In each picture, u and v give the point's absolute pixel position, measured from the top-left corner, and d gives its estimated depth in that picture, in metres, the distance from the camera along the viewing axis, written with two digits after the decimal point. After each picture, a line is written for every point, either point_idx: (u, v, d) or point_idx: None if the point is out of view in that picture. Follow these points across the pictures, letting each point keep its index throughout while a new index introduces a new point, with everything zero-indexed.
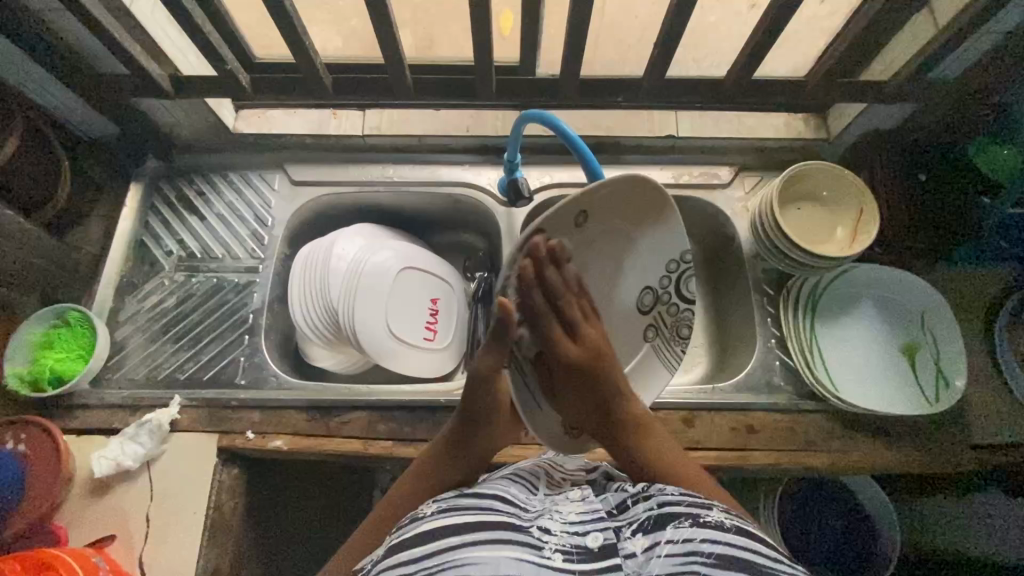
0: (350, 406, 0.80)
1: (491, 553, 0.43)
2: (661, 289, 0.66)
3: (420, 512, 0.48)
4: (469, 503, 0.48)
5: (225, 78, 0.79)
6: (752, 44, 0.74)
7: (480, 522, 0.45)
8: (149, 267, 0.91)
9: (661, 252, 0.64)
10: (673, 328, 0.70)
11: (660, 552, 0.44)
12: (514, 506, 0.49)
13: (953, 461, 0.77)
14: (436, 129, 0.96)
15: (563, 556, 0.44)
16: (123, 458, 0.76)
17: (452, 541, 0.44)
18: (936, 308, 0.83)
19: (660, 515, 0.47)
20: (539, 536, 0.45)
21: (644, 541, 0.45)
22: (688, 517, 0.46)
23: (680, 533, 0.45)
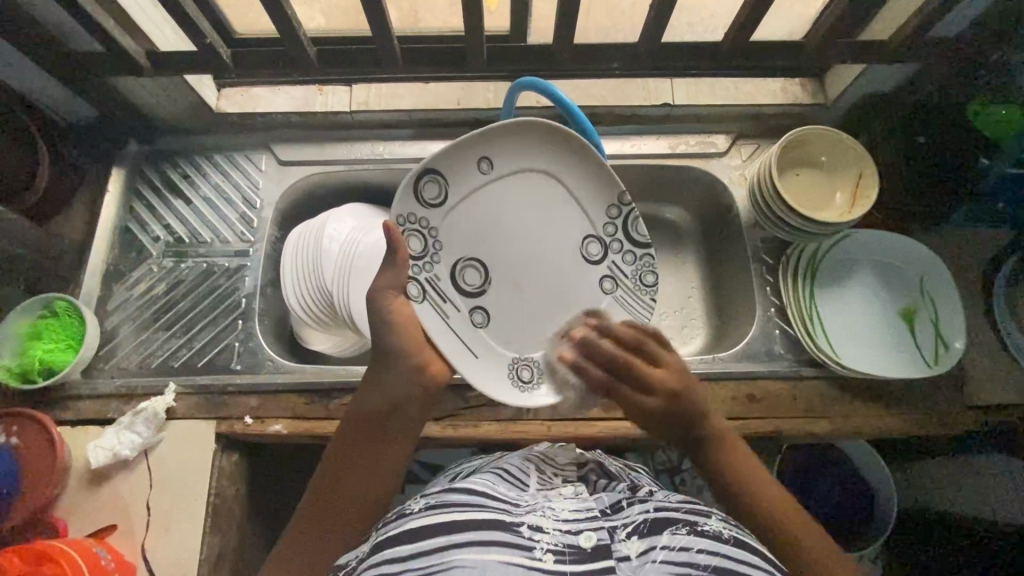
0: (349, 388, 0.79)
1: (479, 555, 0.43)
2: (608, 237, 0.70)
3: (408, 509, 0.50)
4: (458, 501, 0.48)
5: (205, 54, 0.75)
6: (751, 4, 0.71)
7: (472, 521, 0.45)
8: (136, 253, 0.88)
9: (592, 196, 0.69)
10: (636, 276, 0.71)
11: (655, 557, 0.44)
12: (505, 504, 0.49)
13: (951, 422, 0.79)
14: (423, 103, 0.93)
15: (555, 557, 0.44)
16: (119, 448, 0.75)
17: (439, 542, 0.44)
18: (934, 271, 0.83)
19: (655, 520, 0.47)
20: (530, 535, 0.45)
21: (639, 545, 0.45)
22: (686, 524, 0.47)
23: (677, 540, 0.45)
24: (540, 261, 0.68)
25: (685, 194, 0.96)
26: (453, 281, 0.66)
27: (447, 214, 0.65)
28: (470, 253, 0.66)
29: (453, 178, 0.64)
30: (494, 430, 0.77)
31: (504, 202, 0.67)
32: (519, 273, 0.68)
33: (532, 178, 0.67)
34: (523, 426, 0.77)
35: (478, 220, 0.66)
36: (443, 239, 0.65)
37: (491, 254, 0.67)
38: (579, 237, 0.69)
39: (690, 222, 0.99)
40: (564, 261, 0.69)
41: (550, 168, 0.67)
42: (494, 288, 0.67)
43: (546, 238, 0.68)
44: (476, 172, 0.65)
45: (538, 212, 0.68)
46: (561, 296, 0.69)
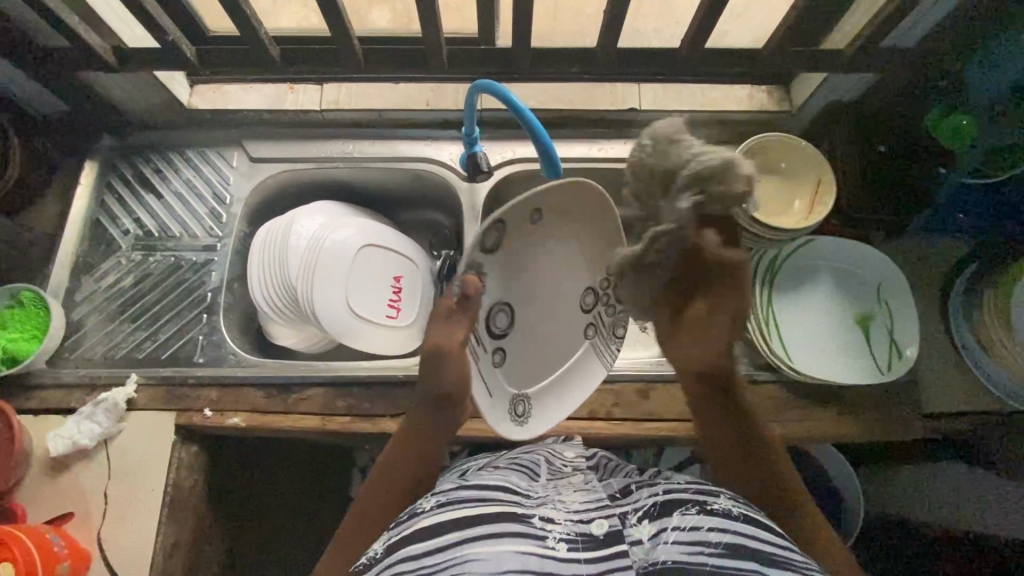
0: (308, 383, 0.80)
1: (493, 547, 0.45)
2: (603, 290, 0.66)
3: (419, 508, 0.52)
4: (472, 497, 0.51)
5: (169, 50, 0.77)
6: (703, 12, 0.72)
7: (486, 514, 0.48)
8: (105, 246, 0.89)
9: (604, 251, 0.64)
10: (612, 325, 0.69)
11: (666, 539, 0.48)
12: (518, 496, 0.53)
13: (903, 428, 0.80)
14: (395, 104, 0.94)
15: (568, 545, 0.47)
16: (78, 437, 0.76)
17: (453, 538, 0.47)
18: (891, 279, 0.84)
19: (664, 503, 0.51)
20: (542, 525, 0.48)
21: (651, 528, 0.49)
22: (696, 505, 0.50)
23: (687, 521, 0.48)
24: (552, 312, 0.62)
25: None
26: (486, 327, 0.56)
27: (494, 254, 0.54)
28: (504, 297, 0.57)
29: (511, 220, 0.53)
30: None
31: (542, 248, 0.58)
32: (538, 321, 0.62)
33: (564, 227, 0.60)
34: (479, 424, 0.78)
35: (517, 265, 0.57)
36: (486, 280, 0.54)
37: (523, 303, 0.59)
38: (585, 289, 0.64)
39: None
40: (570, 312, 0.64)
41: (580, 221, 0.61)
42: (517, 332, 0.60)
43: (562, 289, 0.62)
44: (529, 218, 0.55)
45: (563, 263, 0.61)
46: (563, 343, 0.65)
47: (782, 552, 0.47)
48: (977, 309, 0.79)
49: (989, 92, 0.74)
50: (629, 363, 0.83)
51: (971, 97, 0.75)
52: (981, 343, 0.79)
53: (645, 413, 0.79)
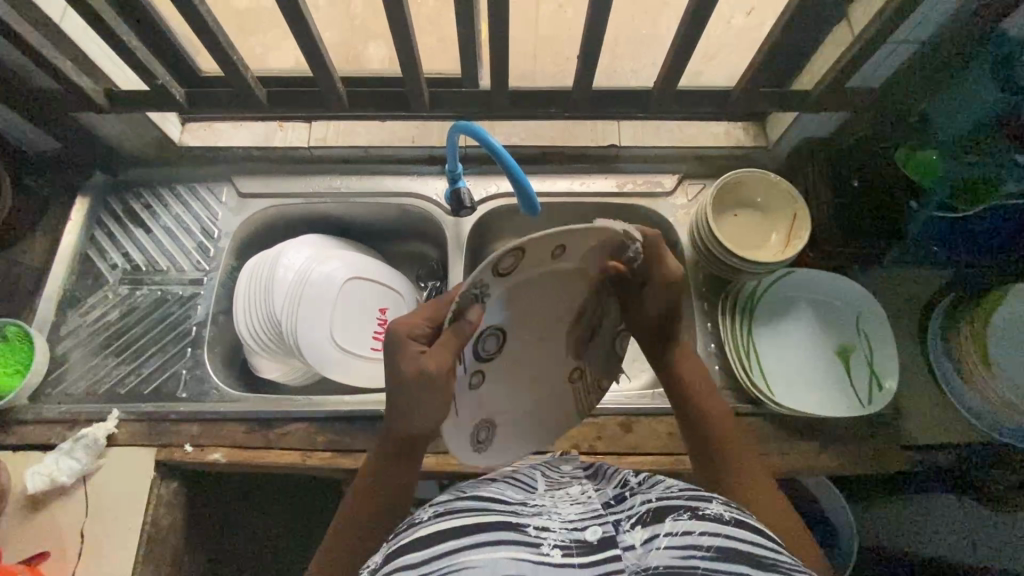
0: (290, 417, 0.80)
1: (489, 554, 0.44)
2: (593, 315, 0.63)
3: (417, 518, 0.50)
4: (469, 507, 0.49)
5: (159, 93, 0.80)
6: (670, 58, 0.75)
7: (479, 523, 0.47)
8: (92, 281, 0.90)
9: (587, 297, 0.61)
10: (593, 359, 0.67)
11: (658, 544, 0.45)
12: (512, 505, 0.50)
13: (887, 460, 0.80)
14: (382, 140, 0.97)
15: (562, 551, 0.44)
16: (57, 474, 0.75)
17: (449, 546, 0.45)
18: (871, 311, 0.84)
19: (657, 508, 0.48)
20: (537, 533, 0.46)
21: (643, 533, 0.46)
22: (687, 510, 0.47)
23: (679, 527, 0.45)
24: (529, 341, 0.60)
25: None
26: (472, 350, 0.55)
27: (508, 281, 0.52)
28: (497, 323, 0.56)
29: (567, 239, 0.51)
30: (431, 463, 0.78)
31: (554, 285, 0.56)
32: (525, 353, 0.60)
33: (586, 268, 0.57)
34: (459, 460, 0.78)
35: (535, 284, 0.55)
36: (494, 301, 0.53)
37: (513, 329, 0.57)
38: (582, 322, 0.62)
39: None
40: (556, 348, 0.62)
41: (597, 269, 0.58)
42: (503, 359, 0.59)
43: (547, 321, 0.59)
44: (550, 255, 0.52)
45: (564, 299, 0.59)
46: (549, 378, 0.64)
47: (773, 556, 0.45)
48: (954, 336, 0.80)
49: (960, 126, 0.76)
50: (613, 396, 0.83)
51: (943, 133, 0.77)
52: (959, 373, 0.79)
53: (629, 447, 0.79)
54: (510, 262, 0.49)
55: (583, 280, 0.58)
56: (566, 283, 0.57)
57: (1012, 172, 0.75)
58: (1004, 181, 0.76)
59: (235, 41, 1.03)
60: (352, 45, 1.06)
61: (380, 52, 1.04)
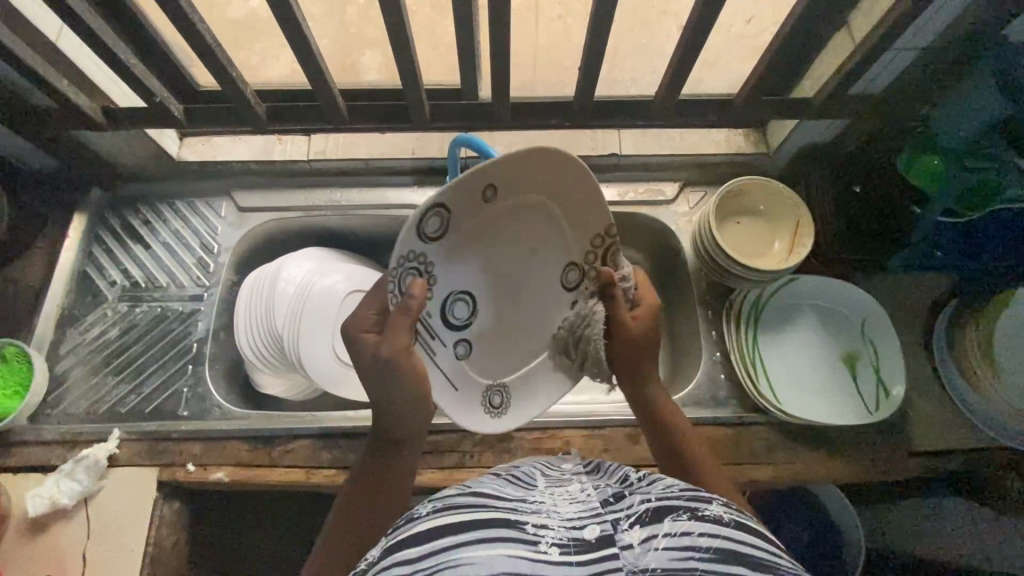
0: (293, 434, 0.79)
1: (485, 551, 0.42)
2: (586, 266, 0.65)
3: (415, 512, 0.49)
4: (466, 503, 0.47)
5: (157, 109, 0.79)
6: (672, 68, 0.75)
7: (474, 520, 0.45)
8: (92, 298, 0.89)
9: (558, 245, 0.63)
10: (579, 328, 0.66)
11: (656, 544, 0.42)
12: (510, 503, 0.48)
13: (895, 468, 0.79)
14: (383, 152, 0.96)
15: (560, 549, 0.43)
16: (57, 497, 0.75)
17: (444, 543, 0.44)
18: (876, 318, 0.84)
19: (657, 507, 0.45)
20: (534, 531, 0.44)
21: (642, 532, 0.43)
22: (686, 511, 0.45)
23: (679, 527, 0.43)
24: (511, 296, 0.64)
25: (638, 239, 0.98)
26: (440, 310, 0.59)
27: (448, 244, 0.56)
28: (463, 288, 0.60)
29: (494, 177, 0.53)
30: (437, 478, 0.77)
31: (509, 234, 0.59)
32: (502, 307, 0.64)
33: (540, 209, 0.59)
34: (465, 474, 0.77)
35: (483, 235, 0.58)
36: (442, 269, 0.57)
37: (479, 285, 0.61)
38: (568, 268, 0.65)
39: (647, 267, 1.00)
40: (546, 298, 0.66)
41: (559, 208, 0.60)
42: (483, 321, 0.63)
43: (521, 272, 0.63)
44: (482, 199, 0.55)
45: (530, 249, 0.61)
46: (536, 329, 0.68)
47: (776, 562, 0.43)
48: (959, 338, 0.80)
49: (958, 134, 0.75)
50: (619, 407, 0.83)
51: (942, 141, 0.77)
52: (964, 376, 0.79)
53: (636, 459, 0.79)
54: (441, 219, 0.53)
55: (534, 227, 0.60)
56: (517, 232, 0.59)
57: (1014, 177, 0.74)
58: (1006, 187, 0.75)
59: (231, 53, 1.03)
60: (349, 55, 1.05)
61: (378, 63, 1.04)
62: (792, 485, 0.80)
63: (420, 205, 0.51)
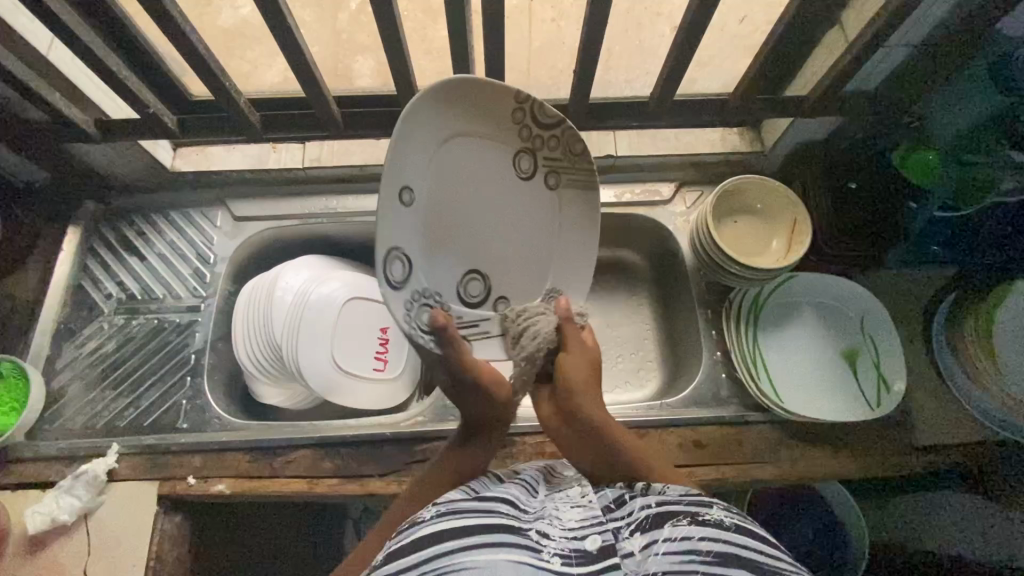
0: (295, 444, 0.78)
1: (490, 556, 0.43)
2: (526, 140, 0.66)
3: (419, 516, 0.48)
4: (471, 508, 0.48)
5: (151, 121, 0.79)
6: (667, 69, 0.75)
7: (479, 525, 0.46)
8: (87, 311, 0.89)
9: (492, 158, 0.64)
10: (521, 316, 0.68)
11: (658, 550, 0.45)
12: (515, 510, 0.50)
13: (898, 463, 0.79)
14: (378, 159, 0.96)
15: (562, 559, 0.45)
16: (57, 513, 0.74)
17: (450, 547, 0.44)
18: (875, 313, 0.84)
19: (657, 515, 0.48)
20: (538, 539, 0.46)
21: (642, 540, 0.46)
22: (686, 515, 0.47)
23: (679, 532, 0.45)
24: (502, 223, 0.66)
25: (635, 240, 0.98)
26: (459, 300, 0.64)
27: (422, 265, 0.59)
28: (464, 270, 0.64)
29: (399, 165, 0.55)
30: None
31: (455, 194, 0.61)
32: (512, 245, 0.68)
33: (456, 149, 0.61)
34: None
35: (433, 218, 0.60)
36: (433, 282, 0.61)
37: (468, 253, 0.64)
38: (514, 158, 0.66)
39: (646, 267, 1.00)
40: (525, 201, 0.68)
41: (465, 128, 0.61)
42: (493, 271, 0.67)
43: (492, 198, 0.65)
44: (409, 203, 0.56)
45: (479, 187, 0.63)
46: (536, 220, 0.69)
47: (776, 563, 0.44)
48: (959, 333, 0.80)
49: (952, 129, 0.77)
50: (621, 409, 0.83)
51: (938, 135, 0.78)
52: (965, 372, 0.79)
53: None
54: (405, 258, 0.57)
55: (463, 161, 0.62)
56: (460, 179, 0.61)
57: (1009, 168, 0.77)
58: (1003, 179, 0.78)
59: (223, 62, 1.02)
60: (341, 61, 1.05)
61: (372, 70, 1.04)
62: (796, 483, 0.80)
63: (377, 267, 0.53)
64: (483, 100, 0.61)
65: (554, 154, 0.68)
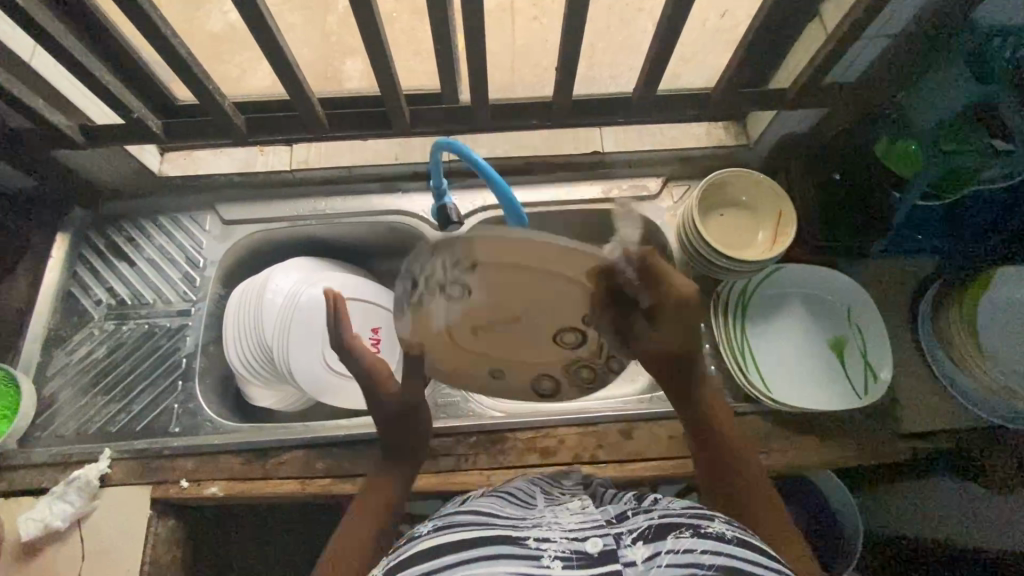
0: (288, 445, 0.79)
1: (489, 570, 0.41)
2: (443, 284, 0.55)
3: (415, 533, 0.49)
4: (468, 521, 0.48)
5: (136, 126, 0.79)
6: (649, 64, 0.76)
7: (473, 538, 0.44)
8: (77, 318, 0.89)
9: (445, 312, 0.57)
10: (598, 320, 0.56)
11: (661, 561, 0.42)
12: (511, 521, 0.48)
13: (887, 451, 0.80)
14: (365, 160, 0.96)
15: (563, 564, 0.42)
16: (50, 519, 0.74)
17: (449, 561, 0.43)
18: (861, 303, 0.85)
19: (659, 525, 0.45)
20: (537, 546, 0.43)
21: (645, 549, 0.43)
22: (689, 528, 0.45)
23: (681, 544, 0.43)
24: (523, 307, 0.56)
25: None
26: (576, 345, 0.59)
27: (545, 378, 0.63)
28: (556, 340, 0.59)
29: (452, 371, 0.64)
30: (434, 482, 0.77)
31: (490, 340, 0.59)
32: (556, 311, 0.56)
33: (446, 335, 0.59)
34: (462, 477, 0.78)
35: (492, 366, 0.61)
36: (553, 367, 0.61)
37: (540, 328, 0.58)
38: (449, 294, 0.55)
39: None
40: (488, 279, 0.53)
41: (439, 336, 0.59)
42: (557, 322, 0.57)
43: (487, 305, 0.55)
44: (494, 376, 0.63)
45: (478, 322, 0.57)
46: (507, 278, 0.53)
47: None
48: (942, 320, 0.81)
49: (935, 115, 0.76)
50: (612, 403, 0.83)
51: (918, 121, 0.78)
52: (951, 357, 0.80)
53: (630, 454, 0.79)
54: (536, 387, 0.64)
55: (465, 339, 0.59)
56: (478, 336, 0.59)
57: (991, 162, 0.74)
58: (983, 170, 0.76)
59: (209, 67, 1.03)
60: (328, 63, 1.05)
61: (359, 71, 1.04)
62: (787, 474, 0.80)
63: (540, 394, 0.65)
64: (436, 321, 0.58)
65: (463, 280, 0.53)
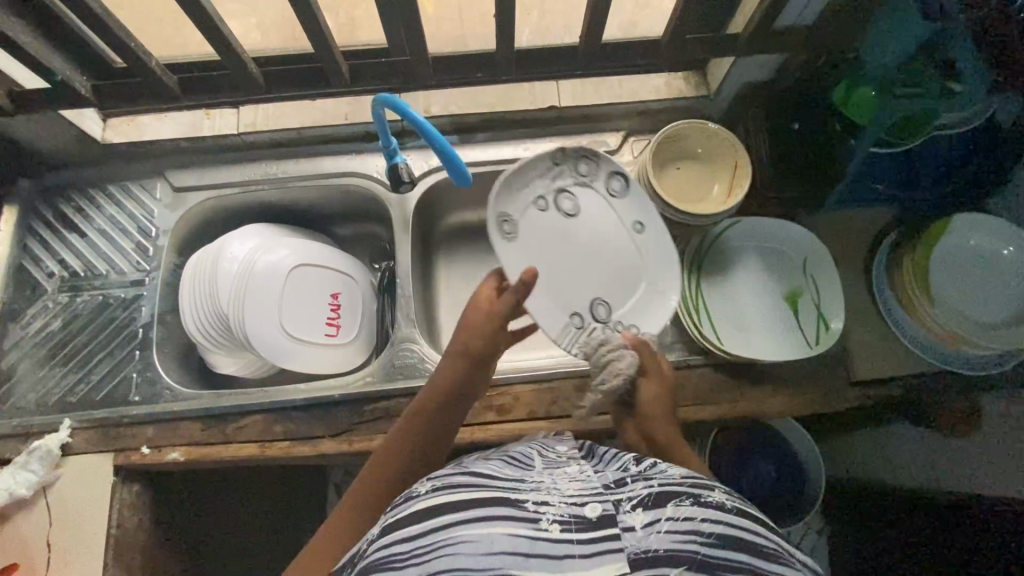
0: (244, 411, 0.80)
1: (482, 530, 0.42)
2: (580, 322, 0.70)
3: (414, 491, 0.47)
4: (468, 480, 0.47)
5: (66, 90, 0.77)
6: (590, 11, 0.73)
7: (476, 499, 0.44)
8: (31, 291, 0.88)
9: (582, 292, 0.71)
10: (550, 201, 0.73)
11: (660, 527, 0.42)
12: (510, 482, 0.48)
13: (838, 398, 0.82)
14: (315, 121, 0.93)
15: (561, 527, 0.42)
16: (15, 488, 0.75)
17: (445, 521, 0.43)
18: (817, 254, 0.85)
19: (659, 492, 0.45)
20: (535, 509, 0.43)
21: (644, 516, 0.43)
22: (690, 496, 0.45)
23: (681, 512, 0.43)
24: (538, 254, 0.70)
25: None
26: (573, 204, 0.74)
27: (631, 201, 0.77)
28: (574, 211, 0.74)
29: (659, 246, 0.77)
30: None
31: (596, 234, 0.74)
32: (561, 239, 0.72)
33: (607, 270, 0.74)
34: None
35: (659, 280, 0.76)
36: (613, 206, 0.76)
37: (558, 216, 0.73)
38: (578, 306, 0.71)
39: None
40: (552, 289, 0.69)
41: (610, 285, 0.73)
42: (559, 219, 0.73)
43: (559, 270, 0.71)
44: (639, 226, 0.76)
45: (590, 257, 0.73)
46: (543, 276, 0.70)
47: (771, 544, 0.44)
48: (896, 270, 0.81)
49: (885, 63, 0.72)
50: (569, 360, 0.84)
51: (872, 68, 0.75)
52: (902, 304, 0.81)
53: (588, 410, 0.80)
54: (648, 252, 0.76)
55: (628, 271, 0.75)
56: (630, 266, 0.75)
57: (947, 103, 0.71)
58: (942, 112, 0.72)
59: None
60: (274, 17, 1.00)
61: None
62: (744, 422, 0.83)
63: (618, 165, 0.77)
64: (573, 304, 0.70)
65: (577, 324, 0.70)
